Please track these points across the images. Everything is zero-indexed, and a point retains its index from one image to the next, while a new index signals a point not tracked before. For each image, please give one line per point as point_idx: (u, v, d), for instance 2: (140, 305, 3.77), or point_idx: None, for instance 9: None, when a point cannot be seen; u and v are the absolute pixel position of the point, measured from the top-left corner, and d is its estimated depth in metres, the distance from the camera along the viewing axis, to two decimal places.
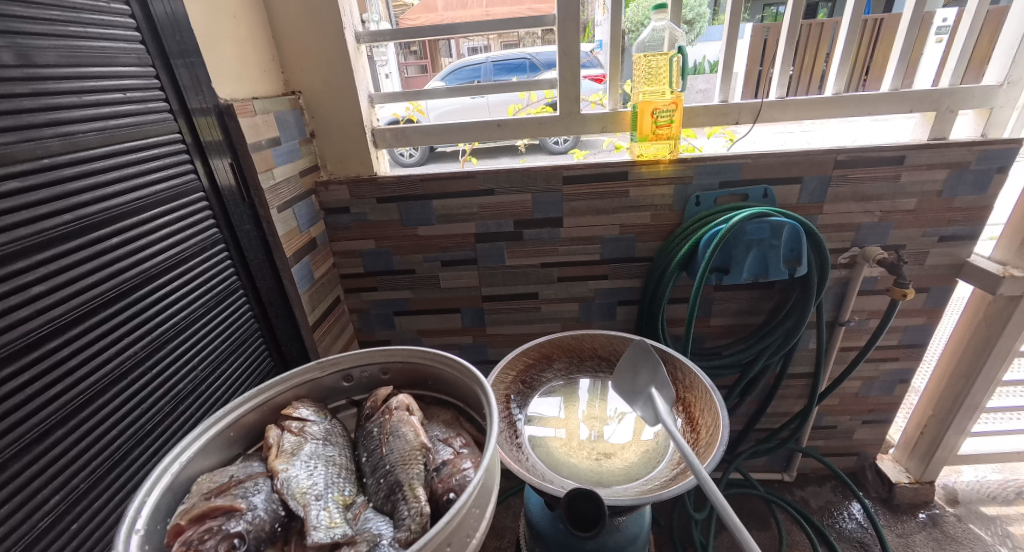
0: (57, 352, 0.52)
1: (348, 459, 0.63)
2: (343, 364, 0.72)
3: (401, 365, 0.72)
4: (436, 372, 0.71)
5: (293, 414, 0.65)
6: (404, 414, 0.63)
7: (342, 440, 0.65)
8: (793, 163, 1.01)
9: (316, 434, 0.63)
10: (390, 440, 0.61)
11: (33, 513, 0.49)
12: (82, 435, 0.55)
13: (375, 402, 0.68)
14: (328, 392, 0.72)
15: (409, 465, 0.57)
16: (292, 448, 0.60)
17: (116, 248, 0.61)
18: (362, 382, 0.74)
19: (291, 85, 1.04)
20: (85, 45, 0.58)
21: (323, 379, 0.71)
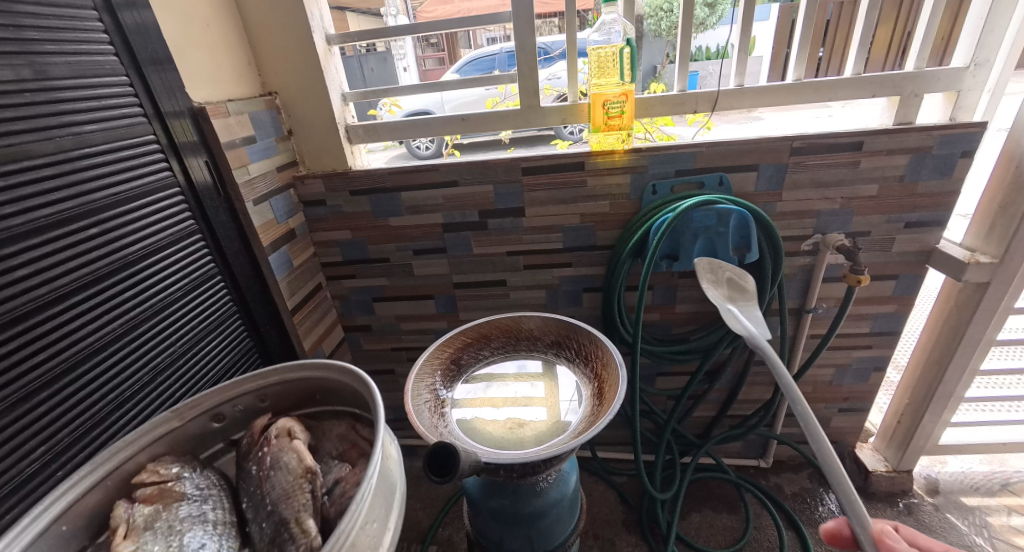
0: (43, 327, 0.60)
1: (226, 512, 0.62)
2: (210, 404, 0.71)
3: (280, 387, 0.75)
4: (320, 383, 0.75)
5: (147, 479, 0.60)
6: (285, 442, 0.66)
7: (218, 492, 0.64)
8: (747, 151, 1.02)
9: (183, 493, 0.61)
10: (274, 473, 0.62)
11: (19, 468, 0.57)
12: (64, 398, 0.62)
13: (251, 436, 0.69)
14: (196, 440, 0.70)
15: (294, 496, 0.59)
16: (145, 522, 0.56)
17: (95, 237, 0.68)
18: (236, 418, 0.74)
19: (268, 86, 1.11)
20: (61, 60, 0.66)
21: (187, 427, 0.68)
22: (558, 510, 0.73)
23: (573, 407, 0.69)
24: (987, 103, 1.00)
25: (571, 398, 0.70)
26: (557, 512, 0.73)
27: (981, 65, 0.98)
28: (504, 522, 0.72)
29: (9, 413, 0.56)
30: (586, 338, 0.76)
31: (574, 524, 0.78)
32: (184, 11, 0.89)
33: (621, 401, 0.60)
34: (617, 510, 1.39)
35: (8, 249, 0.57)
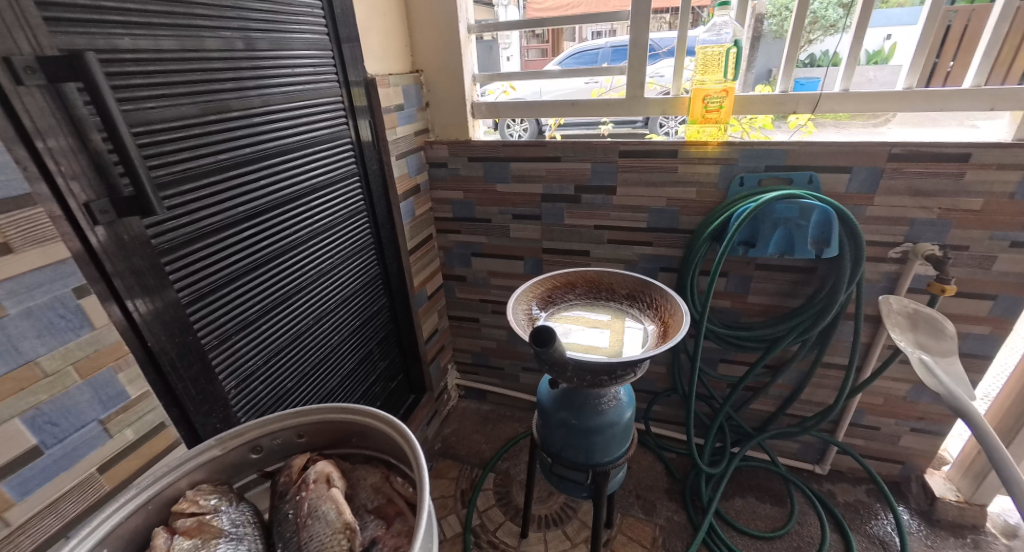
0: (267, 222, 0.90)
1: (259, 550, 0.67)
2: (251, 435, 0.77)
3: (316, 426, 0.80)
4: (357, 428, 0.79)
5: (185, 511, 0.65)
6: (323, 489, 0.70)
7: (251, 530, 0.69)
8: (842, 153, 1.07)
9: (221, 528, 0.66)
10: (313, 521, 0.67)
11: (247, 311, 0.87)
12: (273, 274, 0.93)
13: (289, 476, 0.75)
14: (235, 467, 0.76)
15: (331, 551, 0.63)
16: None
17: (298, 167, 0.98)
18: (271, 450, 0.79)
19: (416, 65, 1.36)
20: (296, 38, 0.94)
21: (227, 455, 0.74)
22: (613, 432, 0.88)
23: (641, 341, 0.82)
24: None
25: (641, 336, 0.83)
26: (612, 433, 0.87)
27: None
28: (566, 428, 0.88)
29: (247, 274, 0.86)
30: (658, 294, 0.90)
31: (622, 451, 0.91)
32: (369, 2, 1.15)
33: (684, 334, 0.73)
34: (662, 480, 1.50)
35: (257, 166, 0.87)
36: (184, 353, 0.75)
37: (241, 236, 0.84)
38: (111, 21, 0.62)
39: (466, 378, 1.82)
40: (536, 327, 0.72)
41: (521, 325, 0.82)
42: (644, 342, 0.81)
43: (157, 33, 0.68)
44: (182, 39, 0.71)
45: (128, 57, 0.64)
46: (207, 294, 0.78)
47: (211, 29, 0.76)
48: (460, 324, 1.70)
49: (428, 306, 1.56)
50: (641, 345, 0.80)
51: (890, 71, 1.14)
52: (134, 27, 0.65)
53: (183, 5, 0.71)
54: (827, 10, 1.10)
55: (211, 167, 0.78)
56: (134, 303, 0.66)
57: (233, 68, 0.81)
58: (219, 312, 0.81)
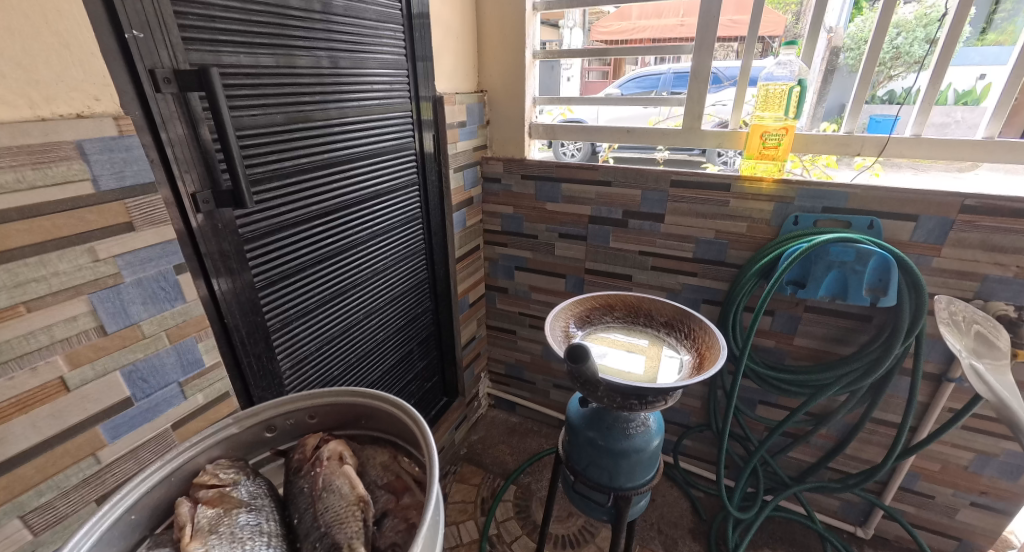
0: (335, 220, 0.99)
1: (276, 524, 0.68)
2: (266, 415, 0.79)
3: (329, 407, 0.82)
4: (367, 409, 0.81)
5: (205, 484, 0.68)
6: (335, 465, 0.72)
7: (266, 503, 0.70)
8: (908, 200, 1.03)
9: (240, 499, 0.68)
10: (326, 495, 0.68)
11: (310, 299, 0.96)
12: (335, 268, 1.01)
13: (302, 454, 0.77)
14: (250, 445, 0.79)
15: (346, 523, 0.64)
16: (209, 525, 0.63)
17: (366, 172, 1.07)
18: (284, 431, 0.81)
19: (482, 85, 1.44)
20: (377, 57, 1.04)
21: (243, 434, 0.77)
22: (641, 459, 0.88)
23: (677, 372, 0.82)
24: None
25: (676, 366, 0.84)
26: (640, 459, 0.87)
27: None
28: (592, 448, 0.90)
29: (314, 266, 0.95)
30: (697, 325, 0.90)
31: (647, 480, 0.91)
32: (445, 27, 1.25)
33: (720, 367, 0.73)
34: (687, 518, 1.45)
35: (332, 169, 0.96)
36: (254, 331, 0.83)
37: (313, 231, 0.93)
38: (226, 41, 0.72)
39: (498, 388, 1.85)
40: (571, 344, 0.75)
41: (557, 341, 0.85)
42: (679, 372, 0.81)
43: (259, 52, 0.77)
44: (283, 57, 0.81)
45: (234, 71, 0.73)
46: (278, 281, 0.87)
47: (304, 48, 0.86)
48: (498, 334, 1.74)
49: (469, 313, 1.62)
50: (676, 374, 0.81)
51: (977, 115, 1.08)
52: (245, 46, 0.75)
53: (283, 26, 0.81)
54: (912, 45, 1.08)
55: (292, 168, 0.87)
56: (220, 282, 0.75)
57: (319, 83, 0.90)
58: (286, 299, 0.90)
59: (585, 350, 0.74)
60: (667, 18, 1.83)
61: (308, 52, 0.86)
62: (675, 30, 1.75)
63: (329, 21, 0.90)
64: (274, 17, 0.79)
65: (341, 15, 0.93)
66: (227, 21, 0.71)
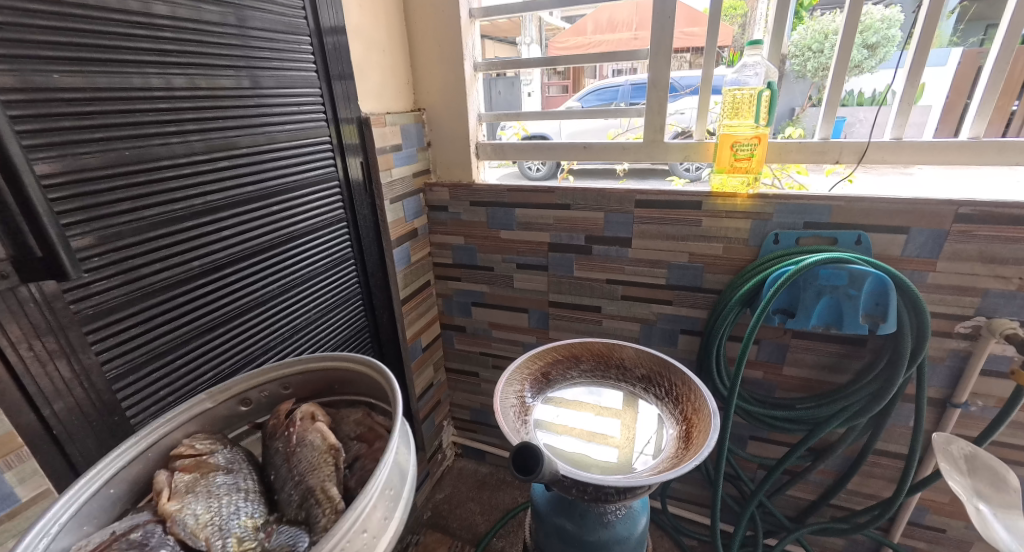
0: (230, 277, 0.79)
1: (255, 482, 0.61)
2: (238, 389, 0.68)
3: (304, 377, 0.72)
4: (341, 375, 0.72)
5: (186, 452, 0.59)
6: (307, 424, 0.64)
7: (247, 465, 0.62)
8: (898, 212, 0.92)
9: (217, 464, 0.59)
10: (299, 451, 0.62)
11: (195, 381, 0.74)
12: (232, 336, 0.80)
13: (276, 419, 0.67)
14: (225, 421, 0.68)
15: (319, 469, 0.59)
16: (187, 487, 0.55)
17: (275, 214, 0.87)
18: (261, 404, 0.71)
19: (419, 104, 1.28)
20: (281, 73, 0.86)
21: (218, 408, 0.66)
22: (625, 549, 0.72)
23: (657, 449, 0.67)
24: None
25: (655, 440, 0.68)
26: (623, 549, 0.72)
27: None
28: (561, 538, 0.73)
29: (199, 336, 0.75)
30: (678, 378, 0.74)
31: None
32: (367, 40, 1.08)
33: (711, 445, 0.59)
34: None
35: (220, 214, 0.76)
36: (100, 438, 0.62)
37: (196, 293, 0.73)
38: (121, 60, 0.60)
39: (464, 434, 1.66)
40: (520, 444, 0.58)
41: (508, 415, 0.68)
42: (660, 450, 0.66)
43: (168, 71, 0.66)
44: (161, 77, 0.65)
45: (133, 94, 0.62)
46: (140, 365, 0.66)
47: (180, 66, 0.68)
48: (459, 378, 1.56)
49: (423, 358, 1.43)
50: (654, 454, 0.65)
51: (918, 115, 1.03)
52: (140, 65, 0.63)
53: (175, 41, 0.67)
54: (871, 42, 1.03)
55: (163, 216, 0.67)
56: (36, 379, 0.56)
57: (238, 107, 0.78)
58: (156, 387, 0.69)
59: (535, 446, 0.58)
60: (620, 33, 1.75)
61: (220, 71, 0.74)
62: (628, 45, 1.63)
63: (246, 36, 0.79)
64: (130, 27, 0.61)
65: (258, 27, 0.81)
66: (49, 31, 0.53)
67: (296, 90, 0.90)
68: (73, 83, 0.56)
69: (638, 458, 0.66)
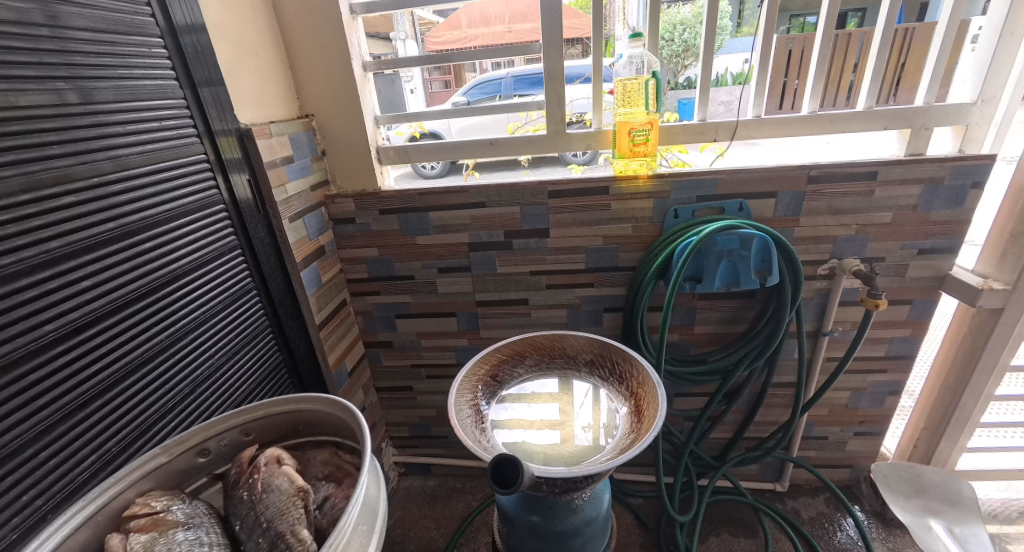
0: (100, 337, 0.65)
1: (218, 535, 0.59)
2: (196, 439, 0.68)
3: (265, 421, 0.72)
4: (306, 416, 0.73)
5: (140, 511, 0.57)
6: (274, 467, 0.63)
7: (209, 519, 0.60)
8: (767, 179, 1.06)
9: (178, 520, 0.57)
10: (266, 495, 0.59)
11: (72, 470, 0.61)
12: (115, 406, 0.66)
13: (240, 466, 0.66)
14: (184, 474, 0.66)
15: (288, 513, 0.57)
16: (147, 546, 0.53)
17: (149, 251, 0.73)
18: (222, 453, 0.70)
19: (305, 109, 1.17)
20: (131, 83, 0.72)
21: (176, 461, 0.65)
22: (593, 530, 0.75)
23: (595, 433, 0.72)
24: (996, 136, 1.02)
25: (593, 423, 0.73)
26: (591, 532, 0.75)
27: (988, 101, 1.01)
28: (532, 533, 0.74)
29: (66, 419, 0.60)
30: (620, 358, 0.80)
31: (604, 547, 0.79)
32: (233, 40, 0.95)
33: (662, 415, 0.64)
34: (634, 533, 1.37)
35: (74, 262, 0.62)
36: None
37: (54, 365, 0.59)
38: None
39: (406, 451, 1.59)
40: (492, 460, 0.58)
41: (466, 425, 0.67)
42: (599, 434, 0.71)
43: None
44: None
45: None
46: None
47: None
48: (393, 396, 1.48)
49: (351, 384, 1.33)
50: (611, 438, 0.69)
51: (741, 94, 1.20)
52: None
53: None
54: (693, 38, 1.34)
55: None
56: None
57: (63, 131, 0.61)
58: (16, 490, 0.54)
59: (513, 457, 0.58)
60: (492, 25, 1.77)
61: (19, 86, 0.56)
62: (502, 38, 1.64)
63: (62, 39, 0.62)
64: None
65: (79, 28, 0.64)
66: None
67: (146, 104, 0.74)
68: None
69: (580, 444, 0.70)
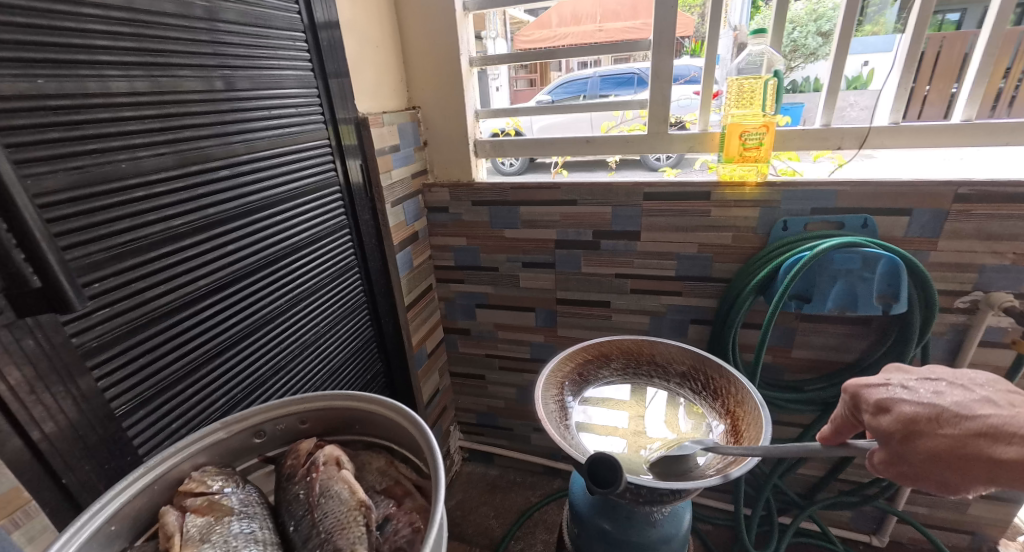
0: (237, 295, 0.74)
1: (271, 532, 0.57)
2: (255, 419, 0.65)
3: (321, 412, 0.68)
4: (362, 416, 0.67)
5: (196, 489, 0.56)
6: (334, 471, 0.60)
7: (261, 510, 0.58)
8: (901, 194, 0.94)
9: (232, 507, 0.56)
10: (325, 501, 0.57)
11: (208, 408, 0.69)
12: (243, 357, 0.75)
13: (296, 458, 0.63)
14: (237, 452, 0.64)
15: (348, 529, 0.54)
16: (202, 534, 0.51)
17: (277, 223, 0.82)
18: (276, 437, 0.67)
19: (413, 101, 1.23)
20: (273, 73, 0.81)
21: (231, 439, 0.63)
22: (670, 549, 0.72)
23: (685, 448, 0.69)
24: None
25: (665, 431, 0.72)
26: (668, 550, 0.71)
27: None
28: (604, 540, 0.72)
29: (208, 363, 0.69)
30: (715, 372, 0.75)
31: None
32: (359, 34, 1.02)
33: (766, 435, 0.60)
34: None
35: (222, 228, 0.71)
36: (112, 479, 0.57)
37: (202, 315, 0.68)
38: (75, 60, 0.51)
39: (471, 437, 1.63)
40: (589, 455, 0.59)
41: (552, 419, 0.68)
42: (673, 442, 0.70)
43: (131, 73, 0.57)
44: (153, 79, 0.60)
45: (90, 101, 0.52)
46: (152, 397, 0.61)
47: (176, 67, 0.63)
48: (464, 382, 1.53)
49: (428, 366, 1.39)
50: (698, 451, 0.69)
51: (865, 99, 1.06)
52: (126, 66, 0.56)
53: (159, 39, 0.61)
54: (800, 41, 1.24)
55: (166, 233, 0.62)
56: (30, 408, 0.48)
57: (210, 112, 0.68)
58: (169, 419, 0.63)
59: (609, 456, 0.58)
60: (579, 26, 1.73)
61: (191, 72, 0.65)
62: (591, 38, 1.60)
63: (216, 31, 0.69)
64: (128, 23, 0.56)
65: (230, 23, 0.72)
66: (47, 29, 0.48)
67: (277, 91, 0.81)
68: (11, 91, 0.46)
69: (649, 456, 0.67)
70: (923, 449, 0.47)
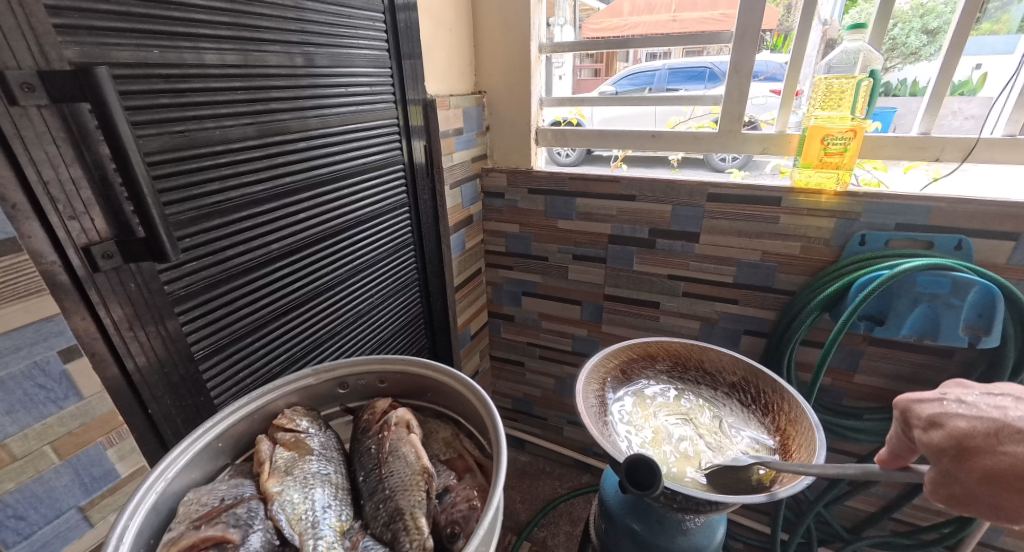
0: (306, 260, 0.79)
1: (343, 477, 0.63)
2: (340, 372, 0.72)
3: (399, 376, 0.73)
4: (436, 386, 0.72)
5: (287, 425, 0.63)
6: (403, 433, 0.64)
7: (337, 455, 0.65)
8: (1008, 216, 0.84)
9: (313, 447, 0.63)
10: (393, 460, 0.61)
11: (272, 361, 0.75)
12: (306, 318, 0.80)
13: (372, 415, 0.68)
14: (322, 399, 0.72)
15: (411, 491, 0.57)
16: (286, 466, 0.59)
17: (346, 196, 0.86)
18: (357, 390, 0.74)
19: (479, 86, 1.25)
20: (353, 52, 0.84)
21: (319, 386, 0.71)
22: None
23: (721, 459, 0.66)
24: None
25: (652, 440, 0.70)
26: None
27: None
28: (633, 540, 0.71)
29: (276, 320, 0.75)
30: (770, 387, 0.73)
31: None
32: (435, 17, 1.05)
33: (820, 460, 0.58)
34: None
35: (298, 196, 0.75)
36: (190, 415, 0.63)
37: (275, 276, 0.73)
38: (174, 33, 0.55)
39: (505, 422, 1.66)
40: (630, 455, 0.59)
41: (591, 415, 0.68)
42: (680, 440, 0.69)
43: (222, 46, 0.61)
44: (248, 54, 0.64)
45: (189, 71, 0.57)
46: (226, 345, 0.67)
47: (268, 42, 0.67)
48: (504, 367, 1.55)
49: (471, 346, 1.42)
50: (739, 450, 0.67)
51: (977, 107, 0.94)
52: (222, 40, 0.60)
53: (254, 16, 0.65)
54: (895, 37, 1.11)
55: (248, 197, 0.67)
56: (126, 342, 0.54)
57: (290, 86, 0.72)
58: (239, 367, 0.69)
59: (649, 460, 0.58)
60: (654, 15, 1.64)
61: (275, 47, 0.68)
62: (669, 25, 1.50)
63: (300, 8, 0.72)
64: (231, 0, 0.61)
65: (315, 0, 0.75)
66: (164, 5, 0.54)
67: (352, 68, 0.84)
68: (125, 59, 0.50)
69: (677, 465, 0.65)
70: (972, 467, 0.38)
